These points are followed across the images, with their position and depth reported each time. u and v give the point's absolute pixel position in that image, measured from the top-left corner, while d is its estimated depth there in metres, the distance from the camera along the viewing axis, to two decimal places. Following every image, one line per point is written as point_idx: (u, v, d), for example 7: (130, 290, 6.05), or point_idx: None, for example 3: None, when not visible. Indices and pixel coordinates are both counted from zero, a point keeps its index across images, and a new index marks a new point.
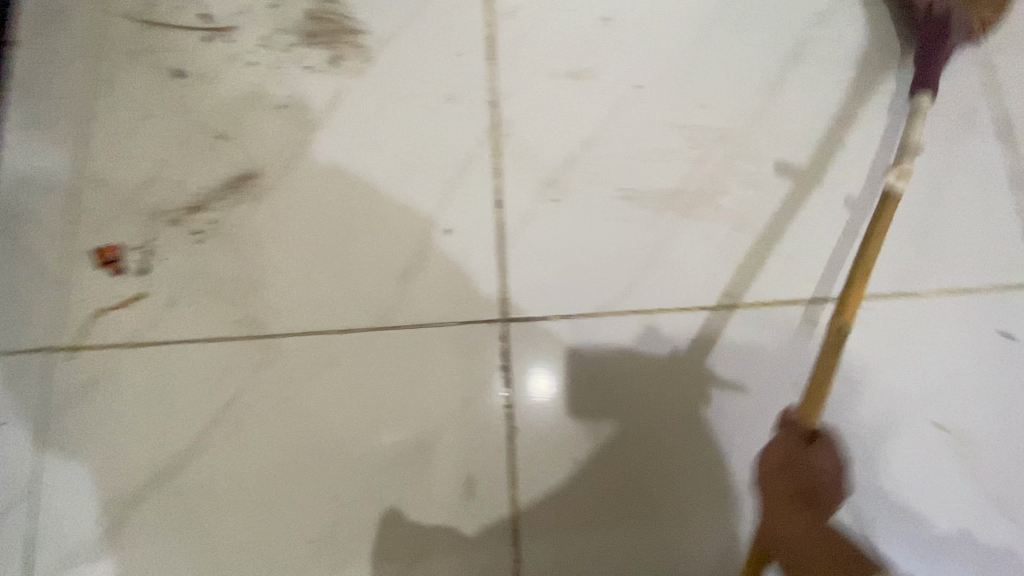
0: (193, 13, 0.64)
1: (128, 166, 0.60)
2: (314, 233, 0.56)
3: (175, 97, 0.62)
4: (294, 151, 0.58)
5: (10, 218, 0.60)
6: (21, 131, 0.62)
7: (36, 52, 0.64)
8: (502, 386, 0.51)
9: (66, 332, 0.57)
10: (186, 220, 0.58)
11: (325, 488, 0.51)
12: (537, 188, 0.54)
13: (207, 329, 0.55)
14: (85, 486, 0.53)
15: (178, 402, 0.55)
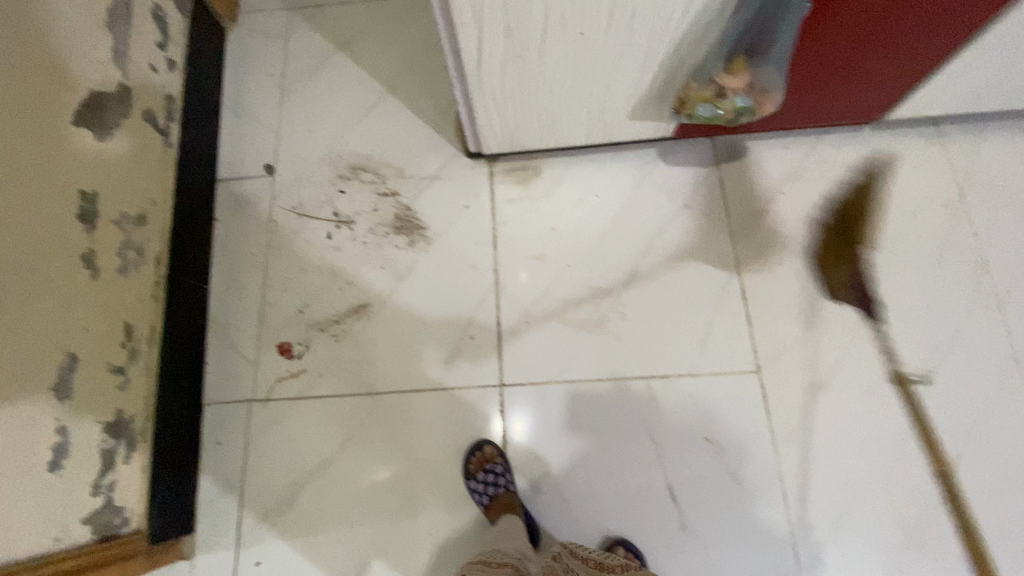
0: (329, 211, 1.15)
1: (292, 297, 1.10)
2: (401, 337, 1.08)
3: (317, 257, 1.13)
4: (390, 291, 1.11)
5: (223, 325, 1.10)
6: (227, 276, 1.13)
7: (231, 229, 1.16)
8: (500, 419, 1.02)
9: (261, 390, 1.06)
10: (329, 328, 1.08)
11: (407, 473, 1.00)
12: (519, 316, 1.08)
13: (343, 389, 1.05)
14: (277, 474, 1.01)
15: (325, 428, 1.03)
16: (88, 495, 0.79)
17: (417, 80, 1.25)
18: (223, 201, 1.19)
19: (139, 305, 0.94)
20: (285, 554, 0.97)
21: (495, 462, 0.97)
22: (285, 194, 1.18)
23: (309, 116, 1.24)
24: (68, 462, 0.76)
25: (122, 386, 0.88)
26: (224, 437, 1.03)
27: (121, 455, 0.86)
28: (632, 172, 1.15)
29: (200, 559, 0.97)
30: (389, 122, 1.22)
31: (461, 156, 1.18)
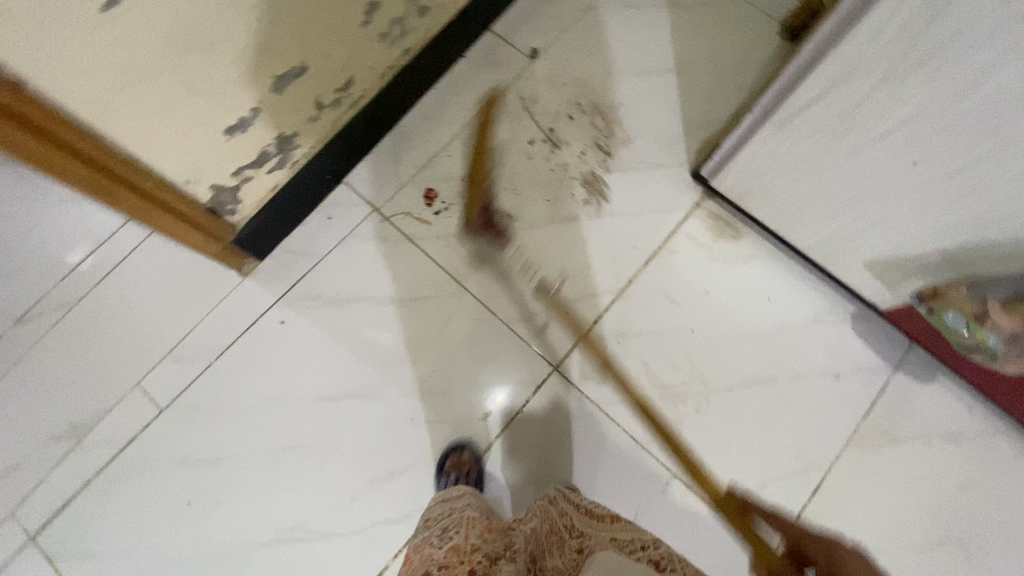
0: (548, 123, 1.16)
1: (465, 164, 1.14)
2: (516, 263, 1.08)
3: (508, 152, 1.15)
4: (537, 223, 1.10)
5: (401, 139, 1.15)
6: (434, 105, 1.17)
7: (467, 74, 1.19)
8: (531, 391, 1.02)
9: (387, 209, 1.11)
10: (470, 210, 1.11)
11: (433, 364, 1.03)
12: (615, 332, 1.04)
13: (442, 262, 1.08)
14: (347, 276, 1.07)
15: (406, 276, 1.08)
16: (230, 174, 0.87)
17: (705, 81, 1.20)
18: (480, 47, 1.22)
19: (367, 71, 0.99)
20: (302, 334, 1.04)
21: None
22: (529, 83, 1.19)
23: (597, 38, 1.23)
24: (241, 136, 0.83)
25: (311, 118, 0.94)
26: (335, 216, 1.10)
27: (269, 165, 0.93)
28: (812, 309, 1.06)
29: (248, 285, 1.06)
30: (653, 96, 1.19)
31: (686, 170, 1.14)
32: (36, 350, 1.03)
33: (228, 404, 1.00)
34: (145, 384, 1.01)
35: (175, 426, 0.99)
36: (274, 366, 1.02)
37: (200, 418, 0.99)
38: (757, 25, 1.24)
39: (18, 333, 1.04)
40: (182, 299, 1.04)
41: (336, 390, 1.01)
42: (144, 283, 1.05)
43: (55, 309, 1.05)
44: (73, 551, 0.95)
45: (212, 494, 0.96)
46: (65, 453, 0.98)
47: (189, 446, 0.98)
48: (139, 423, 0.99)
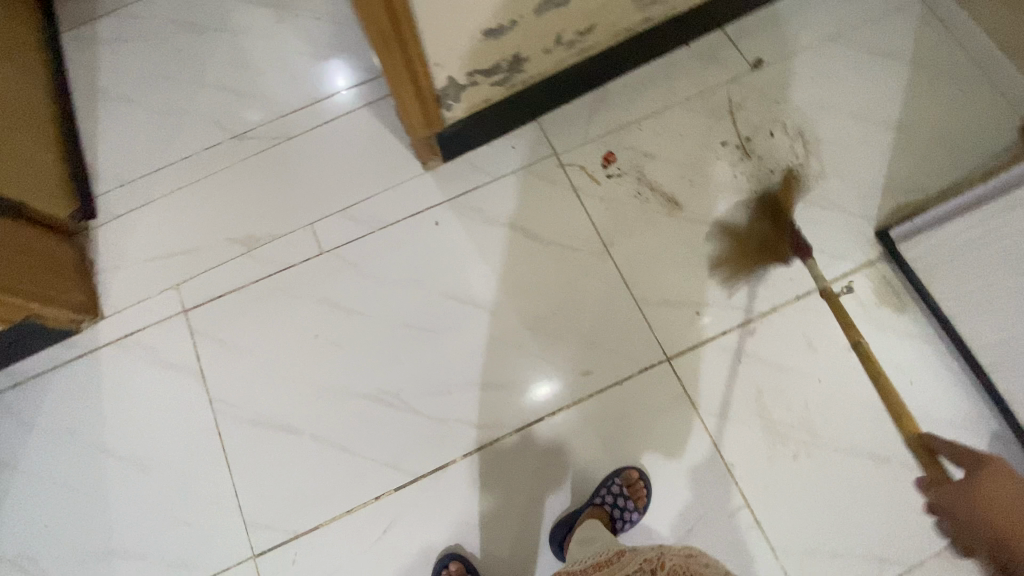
0: (747, 132, 1.16)
1: (653, 142, 1.15)
2: (667, 248, 1.09)
3: (697, 144, 1.15)
4: (701, 220, 1.10)
5: (602, 99, 1.18)
6: (645, 79, 1.19)
7: (686, 62, 1.21)
8: (639, 371, 1.02)
9: (567, 156, 1.15)
10: (642, 185, 1.13)
11: (555, 308, 1.07)
12: (742, 350, 1.02)
13: (598, 222, 1.11)
14: (508, 202, 1.14)
15: (561, 223, 1.11)
16: (466, 73, 0.94)
17: (921, 148, 1.14)
18: (706, 41, 1.23)
19: (609, 25, 1.03)
20: (454, 237, 1.12)
21: None
22: (740, 90, 1.19)
23: (822, 72, 1.21)
24: (491, 41, 0.90)
25: (546, 50, 1.00)
26: (519, 147, 1.16)
27: (494, 78, 0.99)
28: (951, 411, 0.99)
29: (425, 178, 1.16)
30: (861, 144, 1.16)
31: (869, 226, 1.09)
32: (240, 164, 1.18)
33: (375, 272, 1.10)
34: (316, 226, 1.13)
35: (327, 269, 1.10)
36: (422, 254, 1.11)
37: (350, 273, 1.10)
38: (1000, 113, 1.16)
39: (232, 146, 1.20)
40: (370, 170, 1.17)
41: (465, 296, 1.08)
42: (344, 145, 1.19)
43: (266, 138, 1.20)
44: (209, 336, 1.06)
45: (335, 338, 1.06)
46: (233, 255, 1.12)
47: (332, 289, 1.09)
48: (300, 255, 1.11)
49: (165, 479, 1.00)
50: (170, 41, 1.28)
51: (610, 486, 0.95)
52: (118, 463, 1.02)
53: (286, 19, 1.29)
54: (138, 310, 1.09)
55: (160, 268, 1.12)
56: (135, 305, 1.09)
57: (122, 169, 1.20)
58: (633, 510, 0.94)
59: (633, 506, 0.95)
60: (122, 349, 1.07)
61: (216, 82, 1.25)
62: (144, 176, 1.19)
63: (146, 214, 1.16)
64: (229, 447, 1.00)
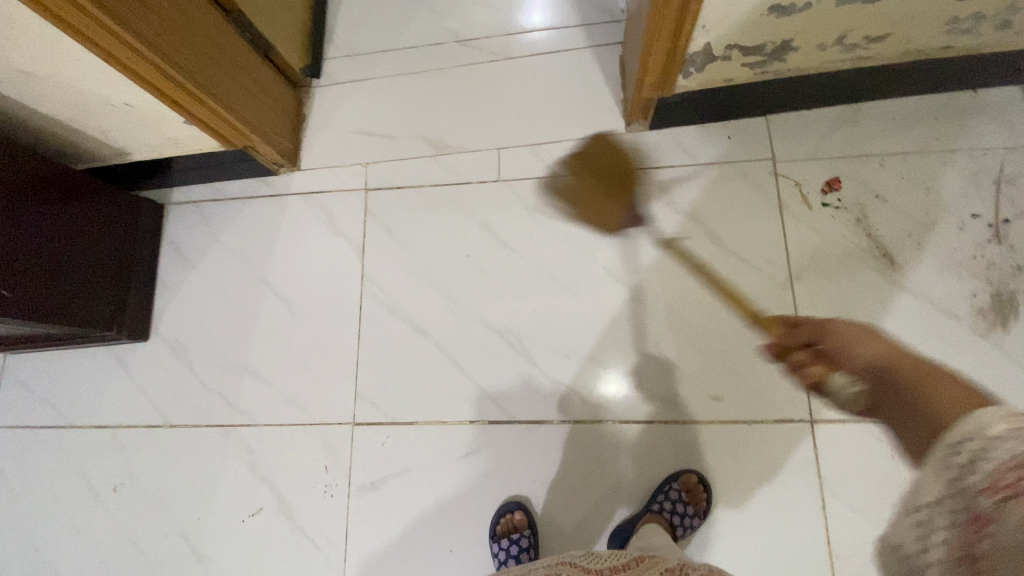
0: (1008, 212, 0.98)
1: (889, 185, 1.01)
2: (857, 303, 0.97)
3: (941, 205, 0.99)
4: (909, 291, 0.96)
5: (847, 119, 1.04)
6: (905, 113, 1.03)
7: (964, 109, 1.03)
8: (771, 416, 0.95)
9: (783, 168, 1.04)
10: (856, 228, 1.00)
11: (708, 319, 1.00)
12: (896, 445, 0.91)
13: (789, 249, 1.01)
14: (700, 194, 1.06)
15: (748, 235, 1.03)
16: (726, 45, 0.86)
17: None
18: (1004, 92, 1.03)
19: (902, 42, 0.89)
20: (630, 209, 1.08)
21: None
22: (1021, 161, 1.00)
23: None
24: (774, 18, 0.80)
25: (820, 47, 0.88)
26: (733, 141, 1.07)
27: (749, 58, 0.90)
28: None
29: (622, 141, 1.11)
30: None
31: None
32: (454, 69, 1.20)
33: (543, 217, 1.10)
34: (502, 154, 1.14)
35: (500, 198, 1.12)
36: None
37: (518, 209, 1.11)
38: None
39: (453, 50, 1.22)
40: (571, 115, 1.14)
41: (621, 273, 1.05)
42: (556, 82, 1.16)
43: (486, 52, 1.20)
44: (379, 219, 1.13)
45: (484, 263, 1.08)
46: (422, 154, 1.16)
47: (497, 218, 1.10)
48: (480, 175, 1.13)
49: (305, 328, 1.11)
50: None
51: (667, 491, 0.92)
52: (274, 298, 1.14)
53: None
54: (329, 174, 1.18)
55: (357, 143, 1.19)
56: (328, 168, 1.19)
57: (352, 42, 1.27)
58: (695, 516, 0.91)
59: (693, 512, 0.91)
60: (306, 203, 1.17)
61: None
62: (369, 54, 1.25)
63: (360, 90, 1.23)
64: (364, 322, 1.08)
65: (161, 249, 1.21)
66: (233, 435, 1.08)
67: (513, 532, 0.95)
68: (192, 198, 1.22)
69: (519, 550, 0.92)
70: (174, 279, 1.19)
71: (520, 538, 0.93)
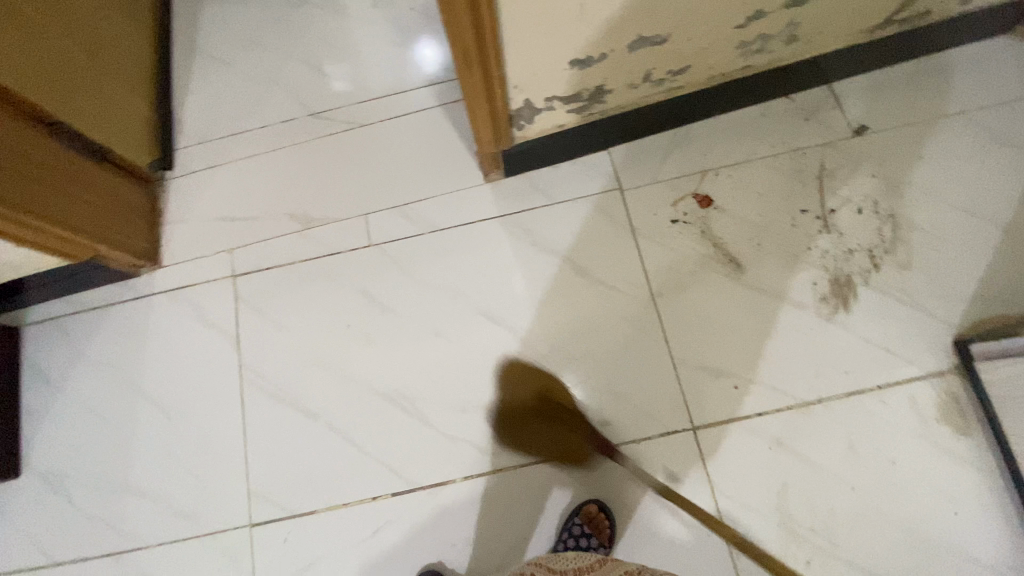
0: (832, 203, 1.07)
1: (726, 195, 1.09)
2: (717, 310, 1.03)
3: (774, 206, 1.08)
4: (760, 290, 1.03)
5: (680, 140, 1.13)
6: (730, 127, 1.12)
7: (779, 116, 1.13)
8: (658, 433, 0.98)
9: (632, 194, 1.11)
10: (705, 239, 1.07)
11: (588, 347, 1.04)
12: (773, 438, 0.96)
13: (650, 269, 1.07)
14: (562, 230, 1.11)
15: (611, 262, 1.08)
16: (545, 98, 0.92)
17: None
18: (811, 95, 1.13)
19: (703, 71, 0.97)
20: (500, 255, 1.10)
21: None
22: (835, 156, 1.10)
23: (932, 151, 1.10)
24: (578, 70, 0.86)
25: (632, 86, 0.95)
26: (584, 177, 1.13)
27: (572, 105, 0.96)
28: (998, 552, 0.89)
29: (482, 190, 1.14)
30: (959, 239, 1.04)
31: (947, 334, 0.99)
32: (310, 142, 1.20)
33: (417, 274, 1.09)
34: (369, 218, 1.14)
35: (371, 263, 1.11)
36: (464, 265, 1.10)
37: (392, 271, 1.10)
38: None
39: (306, 123, 1.22)
40: (430, 171, 1.16)
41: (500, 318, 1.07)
42: (411, 141, 1.18)
43: (339, 121, 1.21)
44: (252, 304, 1.10)
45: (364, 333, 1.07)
46: (287, 232, 1.14)
47: (370, 284, 1.09)
48: (349, 243, 1.12)
49: (188, 432, 1.05)
50: (269, 9, 1.31)
51: (571, 528, 0.94)
52: (150, 406, 1.08)
53: (381, 4, 1.29)
54: (195, 266, 1.14)
55: (219, 231, 1.16)
56: (194, 261, 1.15)
57: (203, 128, 1.24)
58: (599, 547, 0.92)
59: (597, 542, 0.92)
60: (174, 301, 1.13)
61: (303, 57, 1.27)
62: (221, 138, 1.23)
63: (217, 176, 1.20)
64: (250, 415, 1.04)
65: (20, 375, 1.12)
66: (122, 564, 1.00)
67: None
68: (49, 315, 1.15)
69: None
70: (38, 406, 1.11)
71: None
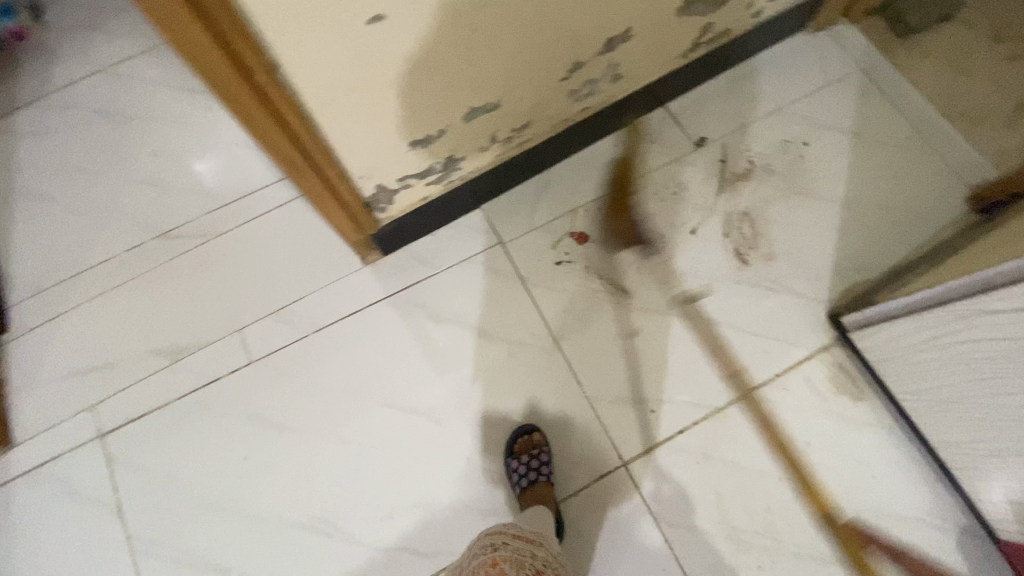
0: (694, 214, 1.14)
1: (599, 227, 1.13)
2: (618, 340, 1.05)
3: (644, 228, 1.13)
4: (651, 311, 1.07)
5: (545, 184, 1.16)
6: (587, 162, 1.17)
7: (629, 143, 1.19)
8: (592, 478, 0.97)
9: (513, 246, 1.11)
10: (590, 274, 1.09)
11: (505, 410, 1.02)
12: (698, 452, 0.98)
13: (546, 315, 1.07)
14: (453, 297, 1.08)
15: (508, 317, 1.07)
16: (397, 179, 0.90)
17: (868, 225, 1.12)
18: (652, 118, 1.21)
19: (546, 120, 1.00)
20: (395, 337, 1.06)
21: (540, 450, 0.95)
22: (686, 170, 1.17)
23: (767, 147, 1.19)
24: (420, 148, 0.85)
25: (481, 148, 0.96)
26: (462, 238, 1.12)
27: (429, 179, 0.95)
28: (917, 505, 0.95)
29: (363, 275, 1.09)
30: (808, 222, 1.13)
31: (821, 310, 1.07)
32: (165, 265, 1.10)
33: (310, 381, 1.02)
34: (248, 332, 1.05)
35: (260, 381, 1.02)
36: (361, 358, 1.04)
37: (283, 384, 1.02)
38: (947, 183, 1.14)
39: (156, 245, 1.12)
40: (303, 268, 1.10)
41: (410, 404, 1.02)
42: (277, 240, 1.11)
43: (194, 235, 1.12)
44: (129, 461, 0.98)
45: (267, 459, 0.98)
46: (157, 370, 1.03)
47: (263, 404, 1.01)
48: (231, 365, 1.03)
49: None
50: (90, 132, 1.21)
51: None
52: None
53: (216, 106, 1.23)
54: (52, 435, 1.00)
55: (76, 388, 1.02)
56: (50, 429, 1.00)
57: (34, 276, 1.11)
58: None
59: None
60: (35, 482, 0.97)
61: (140, 177, 1.17)
62: (59, 283, 1.10)
63: (62, 326, 1.07)
64: None
65: None
66: None
67: (533, 449, 0.95)
68: None
69: (541, 463, 0.93)
70: None
71: (539, 453, 0.94)
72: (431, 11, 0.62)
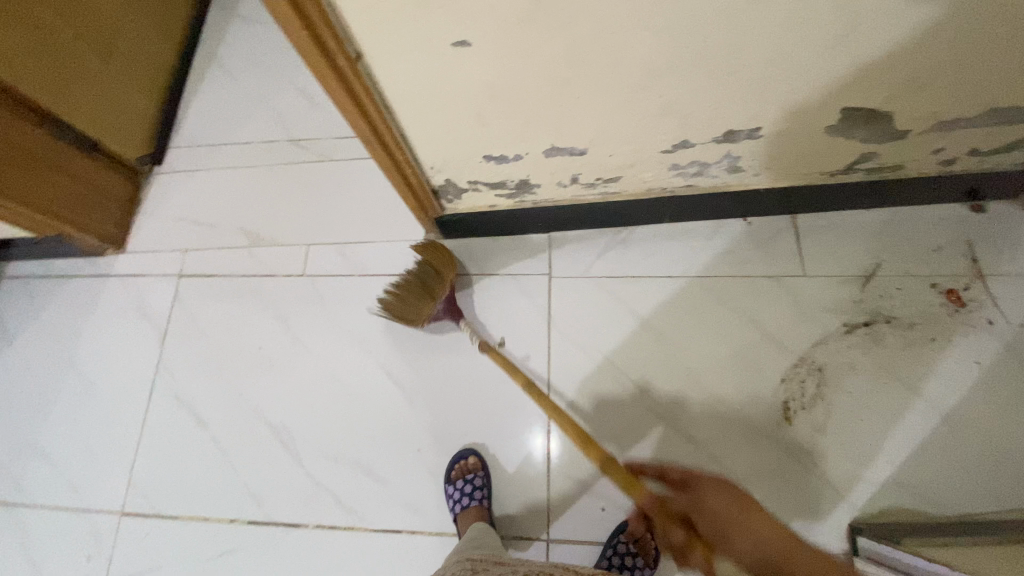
0: (759, 341, 1.01)
1: (650, 308, 1.06)
2: (607, 422, 1.01)
3: (696, 331, 1.04)
4: (656, 414, 1.00)
5: (622, 240, 1.10)
6: (675, 238, 1.09)
7: (729, 237, 1.08)
8: (515, 530, 0.98)
9: (560, 284, 1.09)
10: (616, 347, 1.05)
11: (473, 427, 1.04)
12: None
13: (555, 363, 1.05)
14: (482, 304, 1.10)
15: (520, 347, 1.07)
16: (467, 181, 0.92)
17: (960, 456, 0.91)
18: (770, 223, 1.08)
19: (640, 182, 0.95)
20: None
21: (473, 476, 0.98)
22: (778, 293, 1.04)
23: (889, 311, 1.00)
24: (494, 164, 0.86)
25: (560, 184, 0.94)
26: (518, 255, 1.12)
27: (500, 191, 0.96)
28: None
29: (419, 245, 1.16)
30: (886, 415, 0.95)
31: (842, 512, 0.91)
32: (283, 165, 1.27)
33: (336, 314, 1.14)
34: (311, 249, 1.19)
35: (300, 292, 1.16)
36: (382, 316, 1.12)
37: (315, 306, 1.14)
38: None
39: (285, 148, 1.29)
40: (378, 217, 1.19)
41: (400, 375, 1.08)
42: (370, 184, 1.22)
43: (314, 151, 1.28)
44: (186, 305, 1.18)
45: (274, 358, 1.12)
46: (237, 246, 1.21)
47: (293, 313, 1.15)
48: (287, 269, 1.18)
49: (99, 410, 1.13)
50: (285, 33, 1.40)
51: None
52: (76, 378, 1.17)
53: None
54: (151, 257, 1.23)
55: (181, 231, 1.25)
56: (151, 253, 1.24)
57: (197, 132, 1.34)
58: None
59: (643, 562, 0.91)
60: (124, 285, 1.22)
61: (301, 85, 1.34)
62: (209, 145, 1.32)
63: (196, 179, 1.29)
64: (155, 410, 1.12)
65: None
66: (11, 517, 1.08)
67: (466, 474, 0.98)
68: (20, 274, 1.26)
69: (474, 487, 0.96)
70: None
71: (474, 478, 0.97)
72: (520, 54, 0.62)
